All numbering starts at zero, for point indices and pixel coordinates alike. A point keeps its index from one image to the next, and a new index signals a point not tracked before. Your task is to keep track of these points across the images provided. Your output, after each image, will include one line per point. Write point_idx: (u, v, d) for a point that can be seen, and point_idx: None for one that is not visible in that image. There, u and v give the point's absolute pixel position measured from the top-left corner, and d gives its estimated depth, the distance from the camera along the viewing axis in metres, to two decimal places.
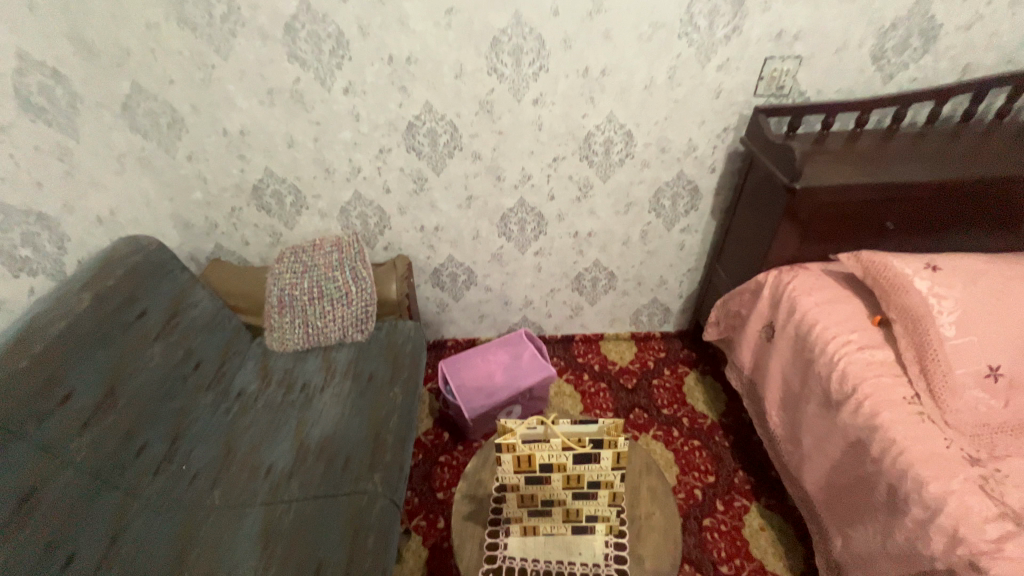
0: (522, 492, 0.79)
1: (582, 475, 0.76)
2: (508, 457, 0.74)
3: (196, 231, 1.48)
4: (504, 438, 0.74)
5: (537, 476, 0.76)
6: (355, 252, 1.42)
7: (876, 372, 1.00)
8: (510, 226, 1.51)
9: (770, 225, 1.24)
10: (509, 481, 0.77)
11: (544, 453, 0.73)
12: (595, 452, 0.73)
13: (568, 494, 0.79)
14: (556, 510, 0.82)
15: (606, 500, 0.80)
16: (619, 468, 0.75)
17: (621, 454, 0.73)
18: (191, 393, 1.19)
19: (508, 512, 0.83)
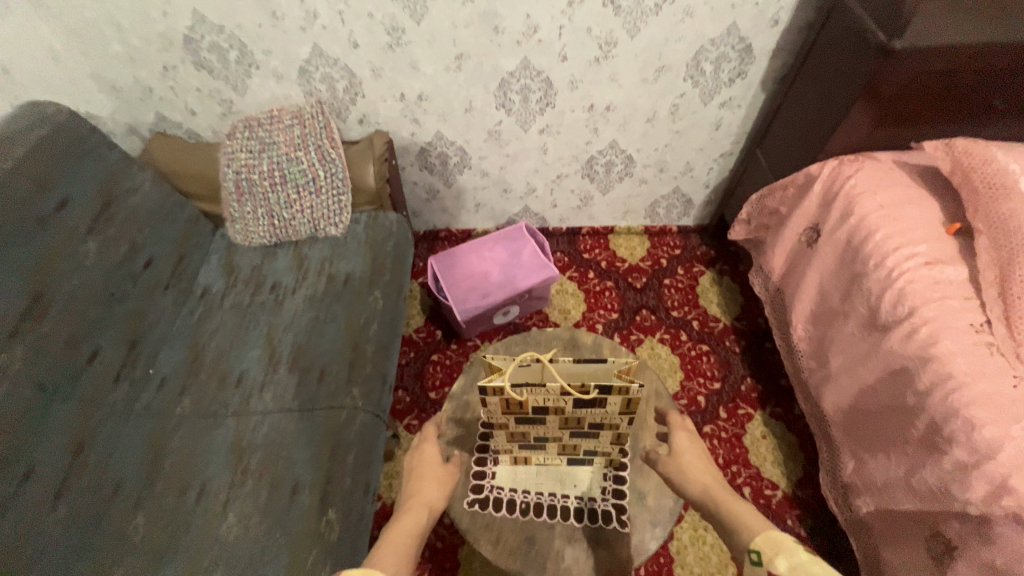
0: (512, 431, 0.70)
1: (583, 417, 0.67)
2: (496, 399, 0.64)
3: (128, 97, 1.20)
4: (491, 381, 0.63)
5: (530, 417, 0.66)
6: (321, 127, 1.18)
7: (942, 294, 0.84)
8: (510, 95, 1.23)
9: (842, 102, 0.97)
10: (497, 421, 0.68)
11: (540, 397, 0.63)
12: (600, 397, 0.62)
13: (566, 433, 0.70)
14: (550, 446, 0.74)
15: (608, 440, 0.71)
16: (627, 413, 0.65)
17: (631, 401, 0.63)
18: (145, 294, 1.06)
19: (496, 443, 0.75)
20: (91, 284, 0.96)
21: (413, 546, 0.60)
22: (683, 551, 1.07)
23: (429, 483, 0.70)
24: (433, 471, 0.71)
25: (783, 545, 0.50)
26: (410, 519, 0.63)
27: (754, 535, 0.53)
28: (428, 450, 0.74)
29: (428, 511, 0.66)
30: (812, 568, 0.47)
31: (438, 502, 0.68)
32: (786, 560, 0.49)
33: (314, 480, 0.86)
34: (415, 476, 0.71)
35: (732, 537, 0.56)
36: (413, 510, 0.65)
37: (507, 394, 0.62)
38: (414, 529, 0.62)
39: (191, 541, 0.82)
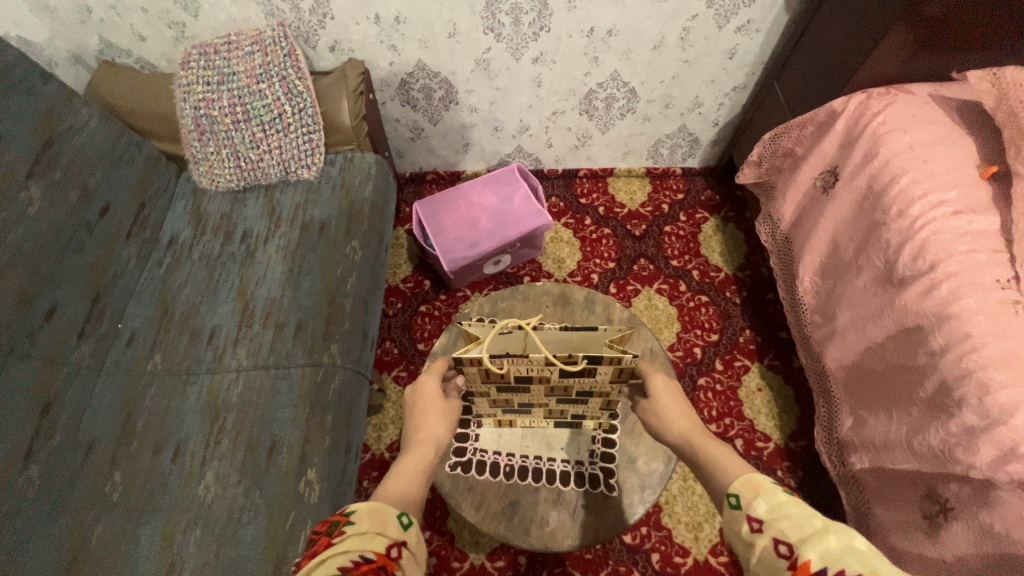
0: (494, 398, 0.67)
1: (571, 386, 0.63)
2: (474, 368, 0.60)
3: (65, 18, 1.06)
4: (467, 351, 0.58)
5: (512, 385, 0.63)
6: (284, 54, 1.04)
7: (968, 246, 0.76)
8: (500, 17, 1.08)
9: (878, 24, 0.84)
10: (477, 389, 0.65)
11: (522, 367, 0.59)
12: (589, 368, 0.58)
13: (552, 400, 0.67)
14: (536, 410, 0.71)
15: (597, 405, 0.69)
16: (617, 382, 0.62)
17: (623, 371, 0.59)
18: (104, 244, 0.98)
19: (479, 407, 0.71)
20: (39, 234, 0.88)
21: (422, 486, 0.53)
22: (671, 502, 1.07)
23: (434, 417, 0.61)
24: (437, 404, 0.62)
25: (762, 487, 0.45)
26: (417, 457, 0.56)
27: (731, 479, 0.48)
28: (430, 383, 0.64)
29: (437, 448, 0.58)
30: (793, 508, 0.43)
31: (446, 437, 0.60)
32: (765, 502, 0.44)
33: (292, 440, 0.83)
34: (417, 409, 0.62)
35: (711, 485, 0.51)
36: (420, 447, 0.57)
37: (486, 364, 0.59)
38: (422, 468, 0.55)
39: (168, 499, 0.80)
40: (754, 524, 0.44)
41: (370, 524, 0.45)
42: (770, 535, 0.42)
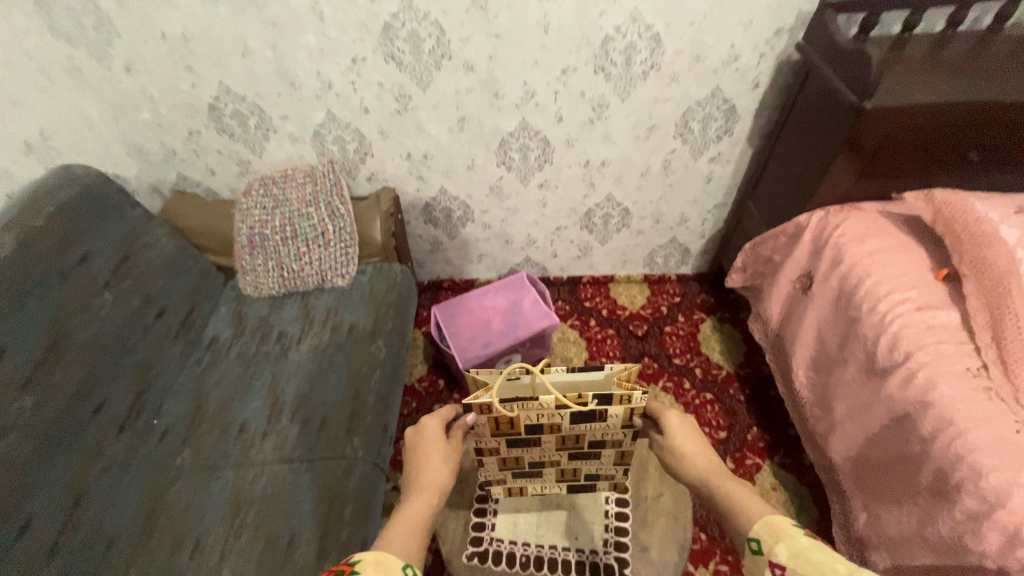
0: (504, 456, 0.73)
1: (582, 434, 0.70)
2: (482, 417, 0.66)
3: (153, 158, 1.29)
4: (478, 397, 0.64)
5: (522, 436, 0.69)
6: (331, 184, 1.24)
7: (936, 338, 0.85)
8: (511, 153, 1.30)
9: (825, 157, 1.02)
10: (485, 441, 0.71)
11: (533, 412, 0.65)
12: (599, 409, 0.65)
13: (564, 456, 0.74)
14: (548, 470, 0.77)
15: (611, 460, 0.75)
16: (628, 426, 0.68)
17: (633, 411, 0.65)
18: (154, 343, 1.09)
19: (489, 475, 0.78)
20: (104, 333, 0.99)
21: (423, 533, 0.56)
22: None
23: (435, 460, 0.63)
24: (437, 446, 0.65)
25: (782, 532, 0.48)
26: (419, 503, 0.58)
27: (752, 523, 0.51)
28: (431, 425, 0.67)
29: (439, 494, 0.61)
30: (812, 553, 0.46)
31: (448, 481, 0.63)
32: (786, 550, 0.47)
33: (309, 534, 0.85)
34: (417, 451, 0.65)
35: (733, 528, 0.54)
36: (422, 494, 0.59)
37: (494, 410, 0.65)
38: (422, 515, 0.57)
39: None
40: (777, 570, 0.47)
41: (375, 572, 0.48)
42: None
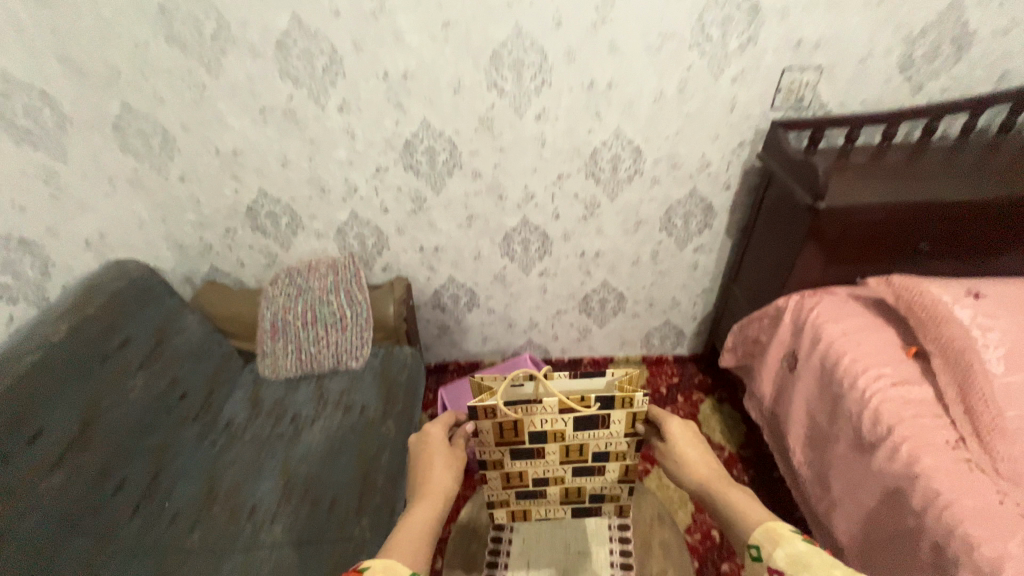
0: (508, 470, 0.78)
1: (586, 443, 0.75)
2: (487, 422, 0.71)
3: (191, 252, 1.44)
4: (486, 402, 0.69)
5: (527, 446, 0.74)
6: (351, 274, 1.36)
7: (913, 412, 0.91)
8: (514, 246, 1.44)
9: (793, 247, 1.15)
10: (488, 450, 0.75)
11: (538, 416, 0.70)
12: (602, 413, 0.70)
13: (568, 471, 0.79)
14: (552, 489, 0.82)
15: (615, 477, 0.80)
16: (631, 433, 0.73)
17: (636, 414, 0.71)
18: (174, 424, 1.14)
19: (494, 496, 0.82)
20: (132, 414, 1.05)
21: (428, 539, 0.60)
22: None
23: (440, 468, 0.67)
24: (441, 454, 0.69)
25: (780, 537, 0.53)
26: (426, 508, 0.62)
27: (752, 528, 0.56)
28: (435, 433, 0.71)
29: (444, 499, 0.65)
30: (807, 553, 0.51)
31: (453, 487, 0.67)
32: (785, 554, 0.52)
33: None
34: (423, 458, 0.69)
35: (733, 529, 0.59)
36: (428, 501, 0.63)
37: (500, 413, 0.69)
38: (428, 522, 0.61)
39: None
40: None
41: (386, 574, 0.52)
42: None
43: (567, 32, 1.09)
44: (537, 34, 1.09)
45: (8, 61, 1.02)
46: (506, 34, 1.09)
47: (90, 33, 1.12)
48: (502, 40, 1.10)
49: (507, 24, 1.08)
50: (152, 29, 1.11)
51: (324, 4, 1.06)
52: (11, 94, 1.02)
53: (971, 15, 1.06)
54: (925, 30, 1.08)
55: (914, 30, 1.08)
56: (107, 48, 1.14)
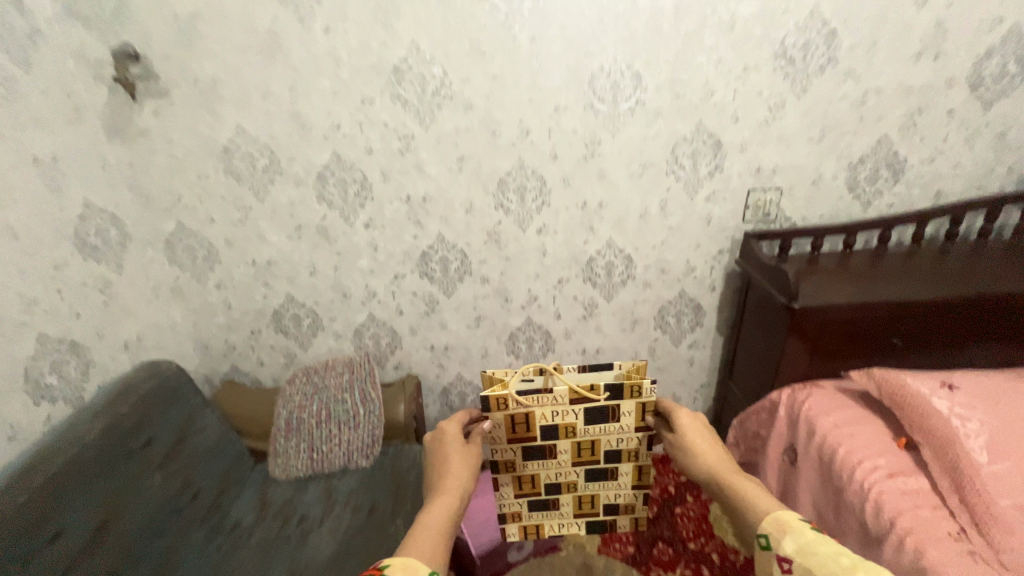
0: (520, 472, 0.92)
1: (597, 439, 0.89)
2: (499, 414, 0.86)
3: (215, 353, 1.54)
4: (509, 392, 0.84)
5: (539, 443, 0.89)
6: (366, 372, 1.43)
7: (913, 503, 0.93)
8: (519, 344, 1.53)
9: (777, 344, 1.24)
10: (499, 446, 0.89)
11: (554, 407, 0.85)
12: (612, 405, 0.85)
13: (580, 474, 0.93)
14: (565, 496, 0.95)
15: (628, 482, 0.94)
16: (640, 425, 0.87)
17: (644, 405, 0.86)
18: (182, 527, 1.13)
19: (507, 506, 0.96)
20: (147, 515, 1.07)
21: (447, 528, 0.71)
22: None
23: (456, 467, 0.80)
24: (458, 453, 0.82)
25: (789, 528, 0.64)
26: (440, 505, 0.74)
27: (763, 520, 0.67)
28: (452, 434, 0.85)
29: (457, 496, 0.76)
30: (811, 539, 0.62)
31: (465, 486, 0.79)
32: (792, 542, 0.63)
33: None
34: (443, 460, 0.82)
35: (744, 516, 0.70)
36: (446, 495, 0.76)
37: (511, 404, 0.85)
38: (446, 512, 0.73)
39: None
40: (786, 560, 0.62)
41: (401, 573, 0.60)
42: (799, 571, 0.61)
43: (562, 162, 1.27)
44: (537, 164, 1.28)
45: (92, 192, 1.21)
46: (511, 165, 1.28)
47: (159, 168, 1.32)
48: (507, 170, 1.29)
49: (512, 157, 1.27)
50: (214, 164, 1.30)
51: (360, 143, 1.26)
52: (88, 217, 1.20)
53: (901, 146, 1.25)
54: (863, 158, 1.26)
55: (854, 158, 1.26)
56: (173, 179, 1.33)
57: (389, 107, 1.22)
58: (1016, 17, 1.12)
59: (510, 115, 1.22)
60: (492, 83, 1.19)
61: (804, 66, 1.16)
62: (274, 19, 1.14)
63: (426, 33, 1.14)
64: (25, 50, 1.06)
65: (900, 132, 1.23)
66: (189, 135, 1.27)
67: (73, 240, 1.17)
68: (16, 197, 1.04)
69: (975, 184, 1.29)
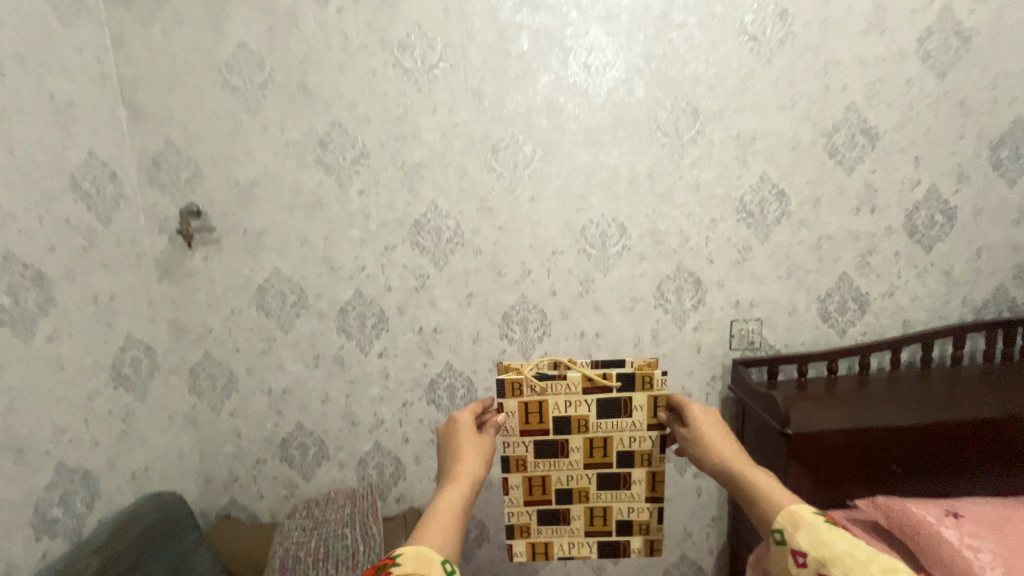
0: (531, 472, 1.01)
1: (609, 436, 1.00)
2: (514, 401, 0.97)
3: (216, 484, 1.52)
4: (524, 376, 0.96)
5: (551, 437, 0.99)
6: (368, 505, 1.40)
7: None
8: None
9: (779, 471, 1.25)
10: (512, 438, 0.99)
11: (569, 396, 0.97)
12: (624, 397, 0.97)
13: (592, 480, 1.02)
14: (576, 506, 1.03)
15: (641, 492, 1.02)
16: (652, 422, 0.98)
17: (655, 399, 0.97)
18: None
19: (516, 517, 1.03)
20: None
21: (458, 519, 0.76)
22: None
23: (469, 457, 0.86)
24: (470, 446, 0.88)
25: (803, 523, 0.72)
26: (455, 490, 0.80)
27: (778, 516, 0.74)
28: (463, 427, 0.91)
29: (468, 486, 0.81)
30: (824, 533, 0.69)
31: (477, 474, 0.84)
32: (807, 538, 0.70)
33: None
34: (458, 448, 0.88)
35: (759, 510, 0.78)
36: (457, 486, 0.81)
37: (527, 391, 0.97)
38: (457, 503, 0.78)
39: None
40: (800, 554, 0.70)
41: (415, 566, 0.66)
42: (814, 564, 0.68)
43: (560, 297, 1.42)
44: (538, 299, 1.42)
45: (134, 326, 1.34)
46: (514, 300, 1.42)
47: (201, 302, 1.44)
48: (511, 304, 1.43)
49: (515, 293, 1.42)
50: (247, 300, 1.44)
51: (381, 282, 1.42)
52: (126, 348, 1.32)
53: (860, 282, 1.40)
54: (829, 292, 1.41)
55: (821, 292, 1.41)
56: (210, 313, 1.44)
57: (409, 251, 1.40)
58: (931, 180, 1.36)
59: (514, 258, 1.40)
60: (499, 232, 1.39)
61: (762, 217, 1.37)
62: (319, 184, 1.38)
63: (444, 194, 1.37)
64: (109, 209, 1.29)
65: (856, 269, 1.40)
66: (230, 274, 1.43)
67: (110, 369, 1.26)
68: (72, 335, 1.17)
69: (937, 314, 1.42)
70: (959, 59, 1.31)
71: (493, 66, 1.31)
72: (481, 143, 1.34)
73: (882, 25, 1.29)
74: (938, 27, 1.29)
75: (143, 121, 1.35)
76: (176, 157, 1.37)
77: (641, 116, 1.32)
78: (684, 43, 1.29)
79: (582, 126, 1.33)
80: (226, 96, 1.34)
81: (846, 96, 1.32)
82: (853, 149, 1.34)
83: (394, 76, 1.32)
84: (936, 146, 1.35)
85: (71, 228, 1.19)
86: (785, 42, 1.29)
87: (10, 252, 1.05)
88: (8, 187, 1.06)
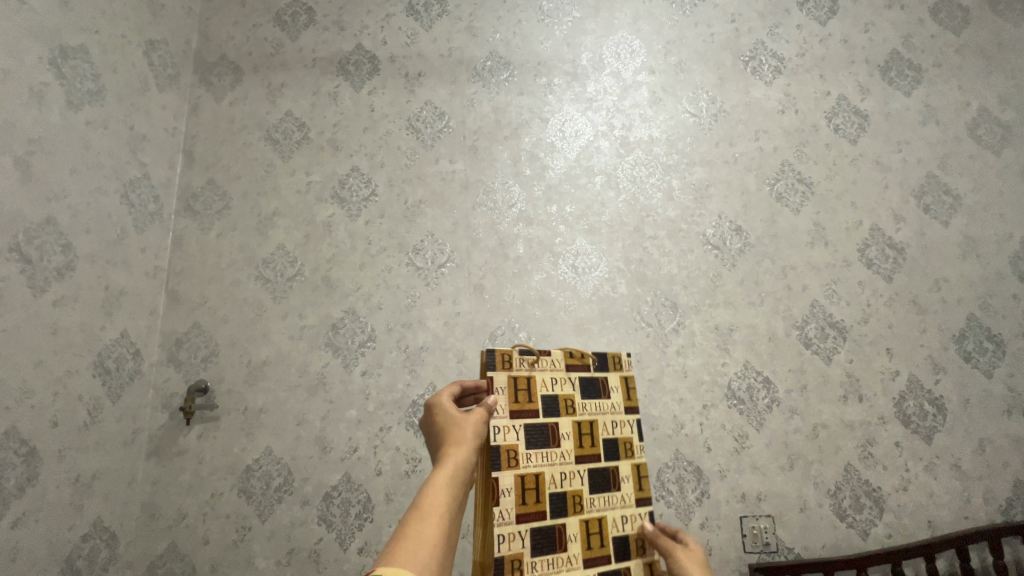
0: (524, 470, 0.77)
1: (595, 421, 0.86)
2: (503, 375, 0.81)
3: None
4: (512, 353, 0.83)
5: (541, 421, 0.82)
6: None
7: None
8: None
9: None
10: (502, 422, 0.78)
11: (554, 374, 0.86)
12: (603, 376, 0.90)
13: (584, 479, 0.82)
14: (571, 520, 0.79)
15: (630, 493, 0.85)
16: (628, 407, 0.90)
17: (627, 380, 0.92)
18: None
19: (508, 544, 0.73)
20: None
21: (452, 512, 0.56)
22: None
23: (463, 429, 0.67)
24: (461, 415, 0.69)
25: None
26: (443, 477, 0.59)
27: None
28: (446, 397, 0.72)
29: (461, 464, 0.62)
30: None
31: (472, 449, 0.65)
32: None
33: None
34: (446, 423, 0.68)
35: None
36: (447, 466, 0.61)
37: (516, 363, 0.83)
38: (449, 490, 0.58)
39: None
40: None
41: None
42: None
43: None
44: None
45: (105, 510, 1.27)
46: None
47: (182, 483, 1.38)
48: None
49: None
50: (231, 482, 1.38)
51: (371, 465, 1.38)
52: (89, 536, 1.23)
53: (868, 475, 1.35)
54: (839, 485, 1.34)
55: (830, 485, 1.34)
56: (188, 497, 1.37)
57: (403, 433, 1.40)
58: (908, 371, 1.42)
59: None
60: None
61: (754, 404, 1.39)
62: (325, 364, 1.46)
63: (442, 376, 1.44)
64: (122, 385, 1.35)
65: (860, 461, 1.35)
66: (220, 454, 1.40)
67: (63, 562, 1.16)
68: (36, 520, 1.11)
69: (962, 514, 1.33)
70: (899, 266, 1.50)
71: (492, 266, 1.51)
72: (480, 330, 1.46)
73: (825, 239, 1.51)
74: (872, 241, 1.51)
75: (179, 306, 1.51)
76: (198, 338, 1.48)
77: (625, 309, 1.46)
78: (658, 251, 1.51)
79: (573, 317, 1.46)
80: (257, 286, 1.53)
81: (808, 294, 1.47)
82: (826, 341, 1.44)
83: (406, 272, 1.52)
84: (903, 339, 1.45)
85: (80, 403, 1.23)
86: (744, 250, 1.50)
87: (13, 428, 1.07)
88: (38, 364, 1.14)
